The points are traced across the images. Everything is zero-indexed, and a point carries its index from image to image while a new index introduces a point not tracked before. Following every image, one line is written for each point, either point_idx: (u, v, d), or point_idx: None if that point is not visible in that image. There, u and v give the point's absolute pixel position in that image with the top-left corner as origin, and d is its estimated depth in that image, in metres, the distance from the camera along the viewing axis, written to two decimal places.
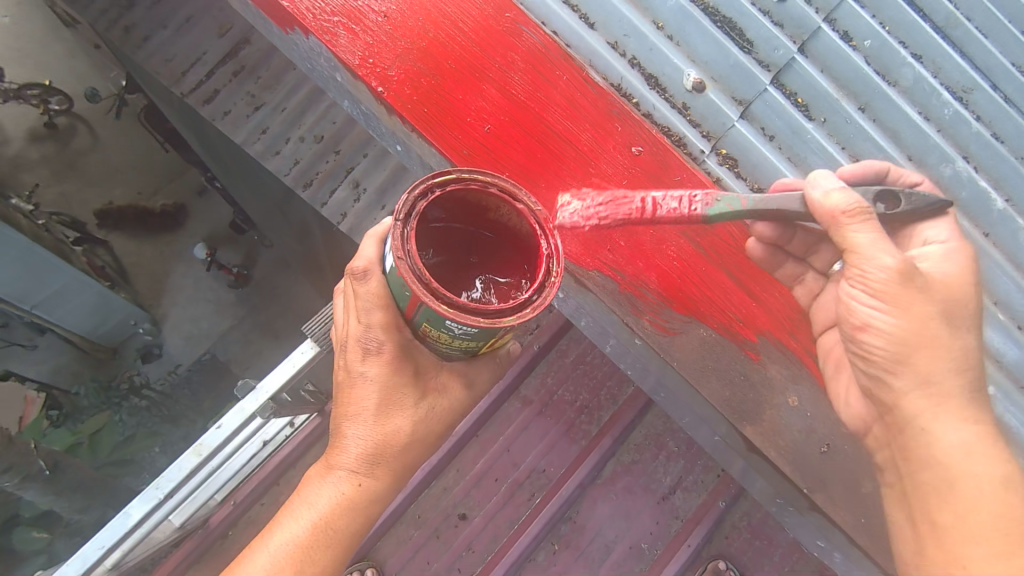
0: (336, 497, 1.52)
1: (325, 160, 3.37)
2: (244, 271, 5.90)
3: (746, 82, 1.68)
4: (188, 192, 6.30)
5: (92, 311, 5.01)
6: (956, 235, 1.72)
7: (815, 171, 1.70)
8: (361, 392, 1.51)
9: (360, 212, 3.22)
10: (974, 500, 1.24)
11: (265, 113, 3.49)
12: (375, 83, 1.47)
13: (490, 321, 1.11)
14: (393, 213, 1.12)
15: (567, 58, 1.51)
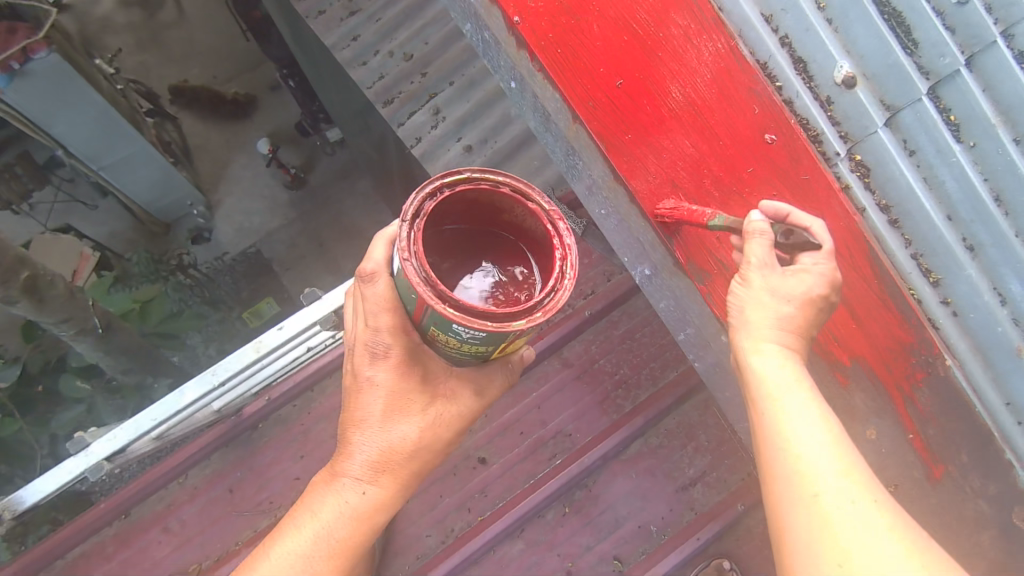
0: (341, 507, 1.53)
1: (410, 80, 3.29)
2: (300, 174, 5.96)
3: (901, 87, 1.53)
4: (261, 86, 6.35)
5: (154, 184, 5.15)
6: None
7: (949, 197, 1.57)
8: (368, 398, 1.54)
9: (435, 140, 3.08)
10: (841, 516, 1.07)
11: (358, 22, 3.49)
12: (512, 12, 1.39)
13: (498, 324, 1.12)
14: (400, 215, 1.16)
15: (718, 25, 1.41)
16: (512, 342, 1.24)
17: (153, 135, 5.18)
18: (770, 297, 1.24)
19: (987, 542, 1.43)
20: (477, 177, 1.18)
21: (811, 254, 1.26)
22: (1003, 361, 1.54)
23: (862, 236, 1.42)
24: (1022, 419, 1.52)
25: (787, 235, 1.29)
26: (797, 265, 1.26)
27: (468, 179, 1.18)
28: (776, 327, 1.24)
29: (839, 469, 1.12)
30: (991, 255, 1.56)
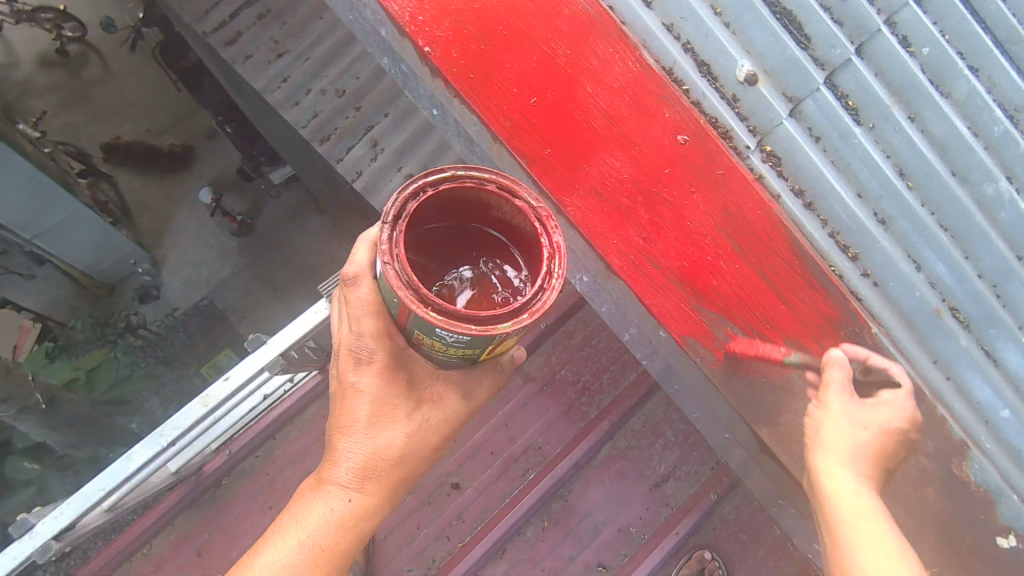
0: (328, 514, 1.56)
1: (345, 115, 3.31)
2: (248, 220, 5.84)
3: (800, 79, 1.64)
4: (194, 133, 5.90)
5: (93, 246, 4.99)
6: (992, 256, 1.74)
7: (857, 177, 1.68)
8: (353, 403, 1.55)
9: (377, 171, 3.11)
10: (876, 547, 1.38)
11: (285, 62, 3.51)
12: (423, 43, 1.42)
13: (483, 328, 1.10)
14: (382, 215, 1.12)
15: (622, 35, 1.45)
16: (498, 343, 1.22)
17: (87, 196, 5.05)
18: (848, 424, 1.46)
19: (931, 494, 1.56)
20: (461, 175, 1.15)
21: (888, 389, 1.51)
22: (925, 323, 1.66)
23: (779, 221, 1.49)
24: (949, 373, 1.65)
25: (867, 372, 1.51)
26: (877, 397, 1.51)
27: (453, 179, 1.15)
28: (862, 437, 1.47)
29: (862, 519, 1.42)
30: (899, 226, 1.69)
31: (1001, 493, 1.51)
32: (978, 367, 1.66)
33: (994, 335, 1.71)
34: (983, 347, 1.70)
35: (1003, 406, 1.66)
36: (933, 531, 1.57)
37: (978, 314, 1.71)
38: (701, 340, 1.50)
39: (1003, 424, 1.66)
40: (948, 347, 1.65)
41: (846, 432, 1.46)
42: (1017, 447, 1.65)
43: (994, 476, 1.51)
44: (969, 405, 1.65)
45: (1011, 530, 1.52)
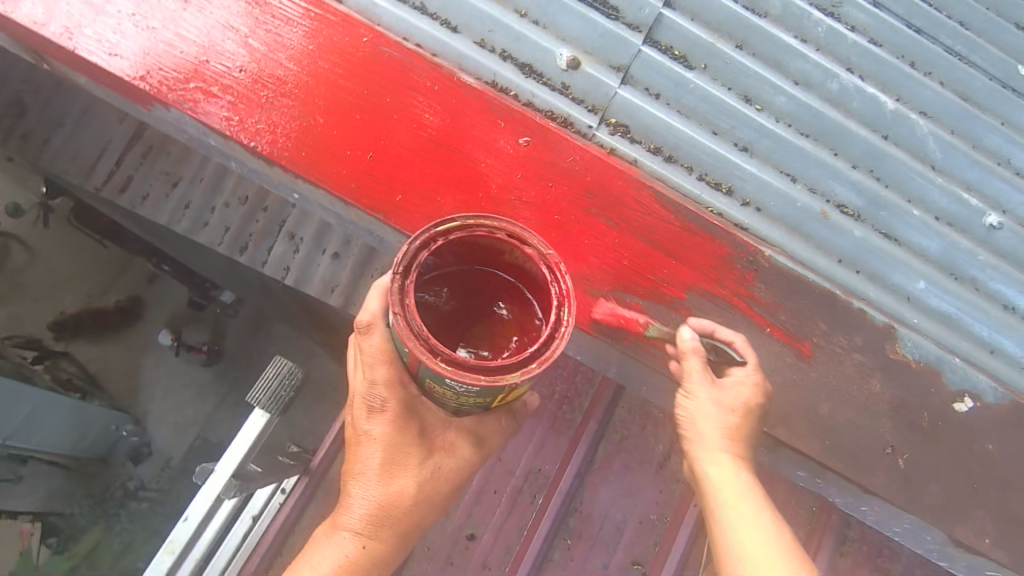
0: (340, 559, 1.58)
1: (255, 219, 3.24)
2: (216, 345, 5.13)
3: (620, 48, 1.70)
4: (139, 283, 5.26)
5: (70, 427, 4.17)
6: (858, 145, 1.81)
7: (705, 117, 1.73)
8: (367, 451, 1.60)
9: (302, 263, 3.12)
10: (757, 538, 1.39)
11: (185, 187, 3.37)
12: (248, 140, 1.45)
13: (491, 376, 1.07)
14: (392, 265, 1.11)
15: (435, 67, 1.50)
16: (509, 390, 1.18)
17: (48, 380, 4.51)
18: (717, 411, 1.52)
19: (878, 386, 1.55)
20: (472, 222, 1.14)
21: (738, 367, 1.52)
22: (814, 227, 1.71)
23: (642, 184, 1.53)
24: (858, 267, 1.72)
25: (716, 351, 1.54)
26: (731, 378, 1.50)
27: (462, 226, 1.14)
28: (723, 421, 1.52)
29: (745, 498, 1.47)
30: (762, 149, 1.74)
31: (941, 360, 1.59)
32: (881, 251, 1.72)
33: (888, 216, 1.77)
34: (881, 231, 1.77)
35: (917, 278, 1.73)
36: (890, 420, 1.54)
37: (866, 203, 1.77)
38: (612, 325, 1.52)
39: (924, 294, 1.73)
40: (846, 242, 1.71)
41: (718, 421, 1.53)
42: (943, 311, 1.73)
43: (930, 347, 1.59)
44: (885, 288, 1.71)
45: (964, 393, 1.58)
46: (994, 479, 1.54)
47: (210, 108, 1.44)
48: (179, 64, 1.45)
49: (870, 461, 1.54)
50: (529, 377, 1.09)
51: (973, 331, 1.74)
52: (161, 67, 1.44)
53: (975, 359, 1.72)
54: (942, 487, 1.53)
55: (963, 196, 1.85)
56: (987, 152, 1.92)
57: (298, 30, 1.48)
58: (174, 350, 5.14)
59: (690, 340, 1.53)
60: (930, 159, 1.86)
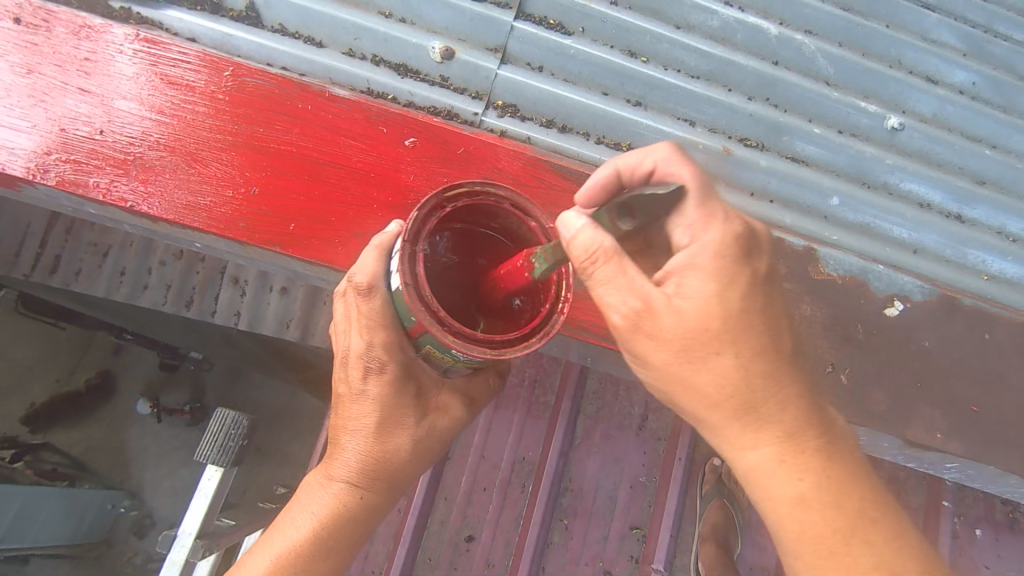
0: (332, 511, 1.36)
1: (194, 271, 3.06)
2: (199, 404, 4.56)
3: (492, 29, 1.67)
4: (103, 356, 4.68)
5: (64, 518, 3.75)
6: (749, 77, 1.81)
7: (591, 81, 1.72)
8: (361, 410, 1.36)
9: (252, 303, 3.02)
10: (790, 518, 1.09)
11: (116, 253, 3.09)
12: (126, 202, 1.40)
13: (496, 353, 0.98)
14: (403, 230, 1.04)
15: (304, 87, 1.46)
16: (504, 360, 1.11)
17: (30, 472, 3.90)
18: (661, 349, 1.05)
19: (809, 309, 1.55)
20: (480, 188, 1.08)
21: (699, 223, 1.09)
22: (721, 166, 1.72)
23: (539, 161, 1.53)
24: (771, 197, 1.74)
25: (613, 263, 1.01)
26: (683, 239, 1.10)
27: (470, 194, 1.07)
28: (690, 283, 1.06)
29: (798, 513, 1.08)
30: (653, 101, 1.74)
31: (865, 271, 1.60)
32: (791, 175, 1.74)
33: (790, 140, 1.79)
34: (787, 156, 1.78)
35: (829, 195, 1.75)
36: (827, 339, 1.55)
37: (767, 132, 1.78)
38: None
39: (839, 210, 1.76)
40: (754, 174, 1.72)
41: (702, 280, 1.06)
42: (860, 222, 1.77)
43: (851, 260, 1.60)
44: (800, 211, 1.74)
45: (894, 297, 1.61)
46: (937, 374, 1.57)
47: (84, 180, 1.39)
48: (41, 141, 1.38)
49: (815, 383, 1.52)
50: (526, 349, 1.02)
51: (893, 234, 1.78)
52: (20, 147, 1.37)
53: (900, 261, 1.75)
54: (888, 394, 1.54)
55: (862, 104, 1.86)
56: (878, 58, 1.93)
57: (158, 80, 1.43)
58: (157, 418, 4.58)
59: None
60: (823, 76, 1.87)
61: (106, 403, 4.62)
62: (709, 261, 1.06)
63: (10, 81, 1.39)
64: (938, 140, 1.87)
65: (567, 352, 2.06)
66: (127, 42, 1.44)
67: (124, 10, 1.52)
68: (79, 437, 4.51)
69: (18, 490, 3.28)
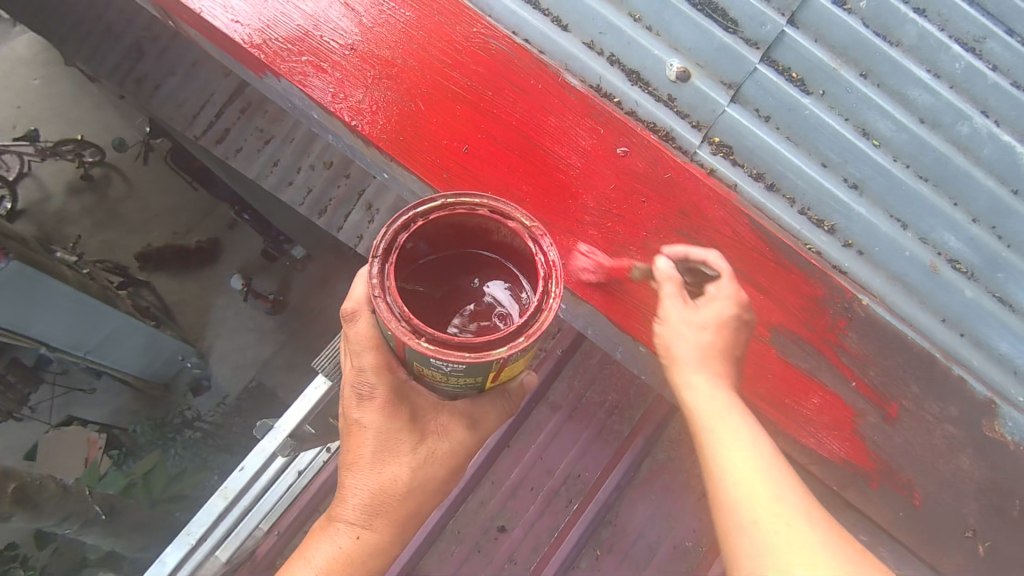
0: (332, 551, 1.50)
1: (336, 185, 3.14)
2: (281, 297, 4.80)
3: (735, 64, 1.61)
4: (219, 227, 4.99)
5: (141, 354, 4.06)
6: (981, 197, 1.66)
7: (816, 147, 1.63)
8: (358, 445, 1.50)
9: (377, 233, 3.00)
10: (762, 508, 1.10)
11: (276, 145, 3.29)
12: (350, 118, 1.46)
13: (476, 355, 0.99)
14: (369, 250, 1.03)
15: (539, 63, 1.48)
16: (501, 368, 1.09)
17: (130, 304, 4.27)
18: (687, 329, 1.34)
19: (968, 464, 1.42)
20: (451, 201, 1.06)
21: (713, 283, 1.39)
22: (922, 281, 1.59)
23: (739, 212, 1.46)
24: (963, 330, 1.59)
25: (694, 274, 1.44)
26: (705, 294, 1.37)
27: (443, 206, 1.06)
28: (702, 338, 1.32)
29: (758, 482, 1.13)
30: (872, 188, 1.63)
31: None
32: (992, 316, 1.59)
33: (1005, 279, 1.62)
34: (995, 295, 1.62)
35: None
36: (977, 503, 1.41)
37: (982, 262, 1.62)
38: None
39: None
40: (953, 301, 1.58)
41: (687, 337, 1.34)
42: None
43: None
44: (990, 357, 1.59)
45: None
46: None
47: (319, 84, 1.45)
48: (295, 37, 1.47)
49: (948, 542, 1.43)
50: (516, 353, 1.02)
51: None
52: (275, 37, 1.47)
53: None
54: None
55: None
56: None
57: (409, 14, 1.48)
58: (244, 296, 4.80)
59: (778, 379, 1.44)
60: None
61: (204, 266, 4.90)
62: (708, 320, 1.34)
63: None
64: None
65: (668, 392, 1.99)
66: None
67: None
68: (177, 288, 4.85)
69: (115, 314, 3.60)
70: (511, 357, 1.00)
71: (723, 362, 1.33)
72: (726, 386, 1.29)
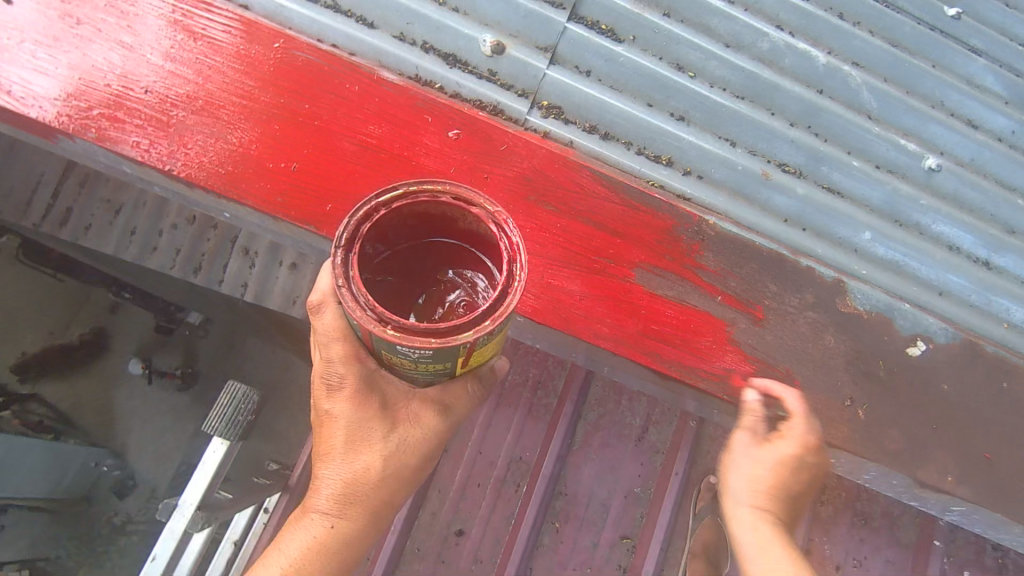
0: (306, 543, 1.43)
1: (205, 239, 2.97)
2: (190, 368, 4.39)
3: (545, 28, 1.66)
4: (97, 313, 4.47)
5: (44, 473, 3.60)
6: (793, 103, 1.81)
7: (638, 91, 1.71)
8: (328, 433, 1.43)
9: (260, 276, 2.91)
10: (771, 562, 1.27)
11: (128, 212, 3.02)
12: (162, 165, 1.38)
13: (443, 340, 0.96)
14: (331, 239, 0.99)
15: (352, 67, 1.46)
16: (468, 356, 1.06)
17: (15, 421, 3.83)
18: (746, 463, 1.46)
19: (832, 340, 1.56)
20: (414, 188, 1.03)
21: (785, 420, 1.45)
22: (758, 190, 1.71)
23: (580, 166, 1.51)
24: (804, 225, 1.73)
25: (763, 412, 1.48)
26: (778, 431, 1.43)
27: (406, 193, 1.03)
28: (760, 474, 1.43)
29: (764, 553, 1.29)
30: (697, 117, 1.73)
31: (891, 308, 1.61)
32: (825, 205, 1.74)
33: (828, 170, 1.78)
34: (823, 186, 1.77)
35: (861, 230, 1.75)
36: (848, 373, 1.55)
37: (806, 160, 1.77)
38: (608, 301, 1.49)
39: (870, 245, 1.75)
40: (788, 202, 1.72)
41: (745, 472, 1.45)
42: (891, 259, 1.76)
43: (879, 297, 1.61)
44: (832, 243, 1.73)
45: (917, 337, 1.61)
46: (953, 419, 1.58)
47: (123, 138, 1.37)
48: (81, 95, 1.37)
49: (834, 416, 1.53)
50: (483, 338, 0.98)
51: (920, 274, 1.77)
52: (56, 100, 1.36)
53: (926, 302, 1.74)
54: (903, 433, 1.55)
55: (901, 142, 1.86)
56: (922, 96, 1.93)
57: (205, 44, 1.42)
58: (147, 379, 4.40)
59: (664, 308, 1.51)
60: (866, 109, 1.86)
61: (94, 359, 4.45)
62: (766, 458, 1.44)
63: (59, 31, 1.39)
64: (971, 185, 1.88)
65: (575, 354, 2.04)
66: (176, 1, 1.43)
67: None
68: (67, 391, 4.37)
69: (4, 440, 3.15)
70: (480, 341, 0.96)
71: (778, 500, 1.42)
72: (773, 522, 1.37)
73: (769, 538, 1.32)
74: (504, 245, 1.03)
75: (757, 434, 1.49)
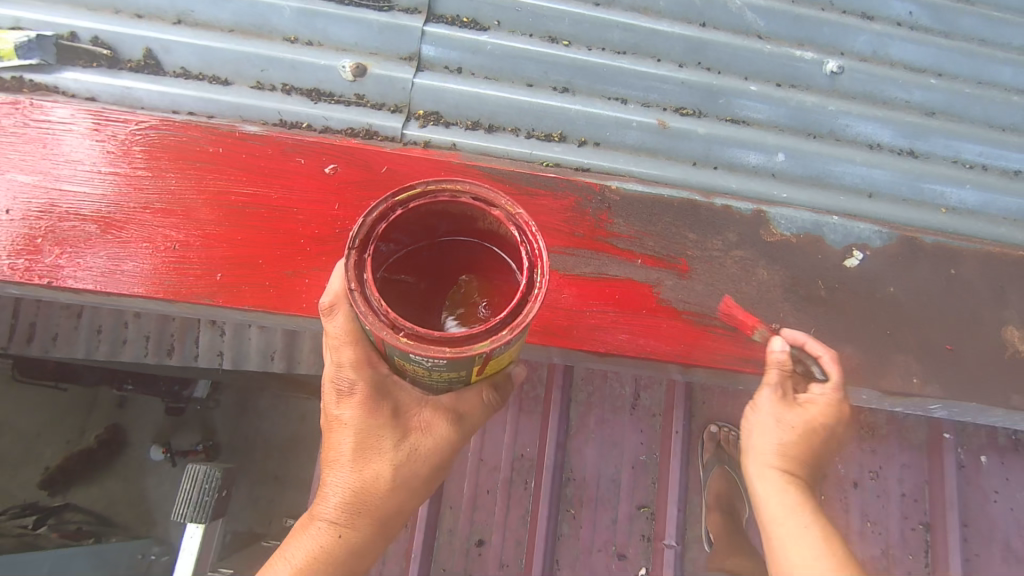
0: (312, 552, 1.33)
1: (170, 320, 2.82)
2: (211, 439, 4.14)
3: (403, 37, 1.61)
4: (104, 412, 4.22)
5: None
6: (676, 44, 1.74)
7: (514, 75, 1.66)
8: (336, 437, 1.33)
9: (233, 341, 2.77)
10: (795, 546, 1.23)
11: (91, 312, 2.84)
12: (40, 279, 1.34)
13: (458, 349, 0.87)
14: (345, 239, 0.92)
15: (210, 130, 1.42)
16: (484, 365, 0.97)
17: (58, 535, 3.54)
18: (775, 426, 1.35)
19: (766, 273, 1.52)
20: (433, 186, 0.95)
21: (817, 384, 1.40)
22: (658, 140, 1.67)
23: (465, 166, 1.48)
24: (713, 163, 1.70)
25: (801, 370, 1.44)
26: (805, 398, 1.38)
27: (422, 192, 0.95)
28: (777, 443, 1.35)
29: (789, 515, 1.27)
30: (580, 85, 1.68)
31: (817, 226, 1.57)
32: (729, 137, 1.69)
33: (726, 102, 1.73)
34: (726, 119, 1.73)
35: (774, 152, 1.71)
36: (788, 302, 1.51)
37: (701, 98, 1.72)
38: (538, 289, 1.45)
39: (785, 166, 1.72)
40: (691, 144, 1.68)
41: (771, 434, 1.35)
42: (809, 174, 1.73)
43: (801, 218, 1.56)
44: (743, 174, 1.71)
45: (852, 247, 1.57)
46: (903, 320, 1.54)
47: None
48: None
49: None
50: (501, 347, 0.89)
51: (845, 181, 1.74)
52: None
53: (855, 208, 1.72)
54: (858, 347, 1.51)
55: (797, 52, 1.79)
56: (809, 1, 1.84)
57: (54, 146, 1.38)
58: (172, 462, 4.14)
59: (592, 282, 1.47)
60: (753, 31, 1.80)
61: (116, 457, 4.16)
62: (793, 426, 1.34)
63: None
64: (879, 77, 1.81)
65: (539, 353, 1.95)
66: (71, 122, 1.39)
67: (15, 81, 1.47)
68: (99, 493, 4.09)
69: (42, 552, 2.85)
70: (495, 352, 0.87)
71: (803, 462, 1.35)
72: (798, 483, 1.32)
73: (801, 517, 1.26)
74: (523, 246, 0.94)
75: (783, 391, 1.38)
